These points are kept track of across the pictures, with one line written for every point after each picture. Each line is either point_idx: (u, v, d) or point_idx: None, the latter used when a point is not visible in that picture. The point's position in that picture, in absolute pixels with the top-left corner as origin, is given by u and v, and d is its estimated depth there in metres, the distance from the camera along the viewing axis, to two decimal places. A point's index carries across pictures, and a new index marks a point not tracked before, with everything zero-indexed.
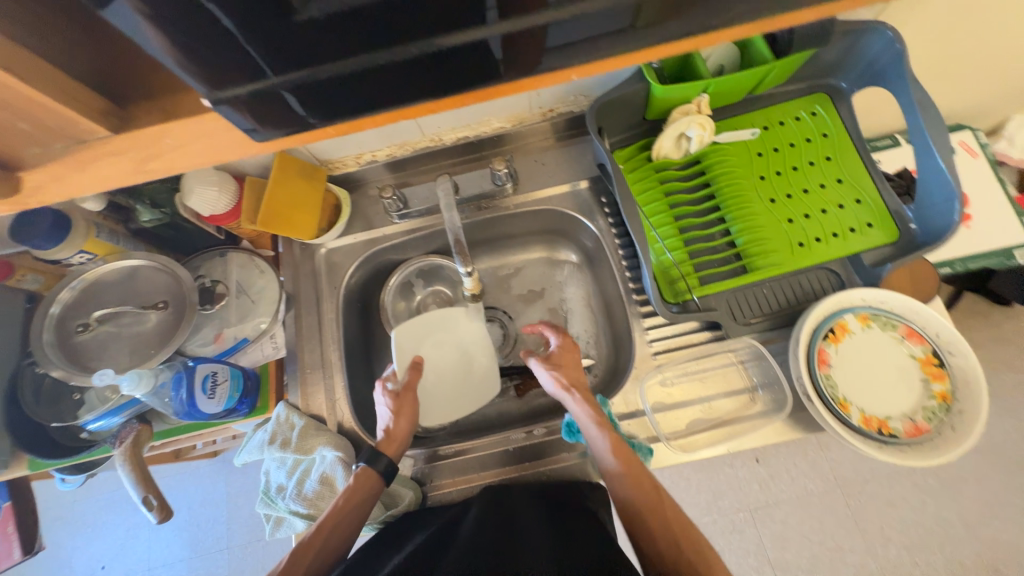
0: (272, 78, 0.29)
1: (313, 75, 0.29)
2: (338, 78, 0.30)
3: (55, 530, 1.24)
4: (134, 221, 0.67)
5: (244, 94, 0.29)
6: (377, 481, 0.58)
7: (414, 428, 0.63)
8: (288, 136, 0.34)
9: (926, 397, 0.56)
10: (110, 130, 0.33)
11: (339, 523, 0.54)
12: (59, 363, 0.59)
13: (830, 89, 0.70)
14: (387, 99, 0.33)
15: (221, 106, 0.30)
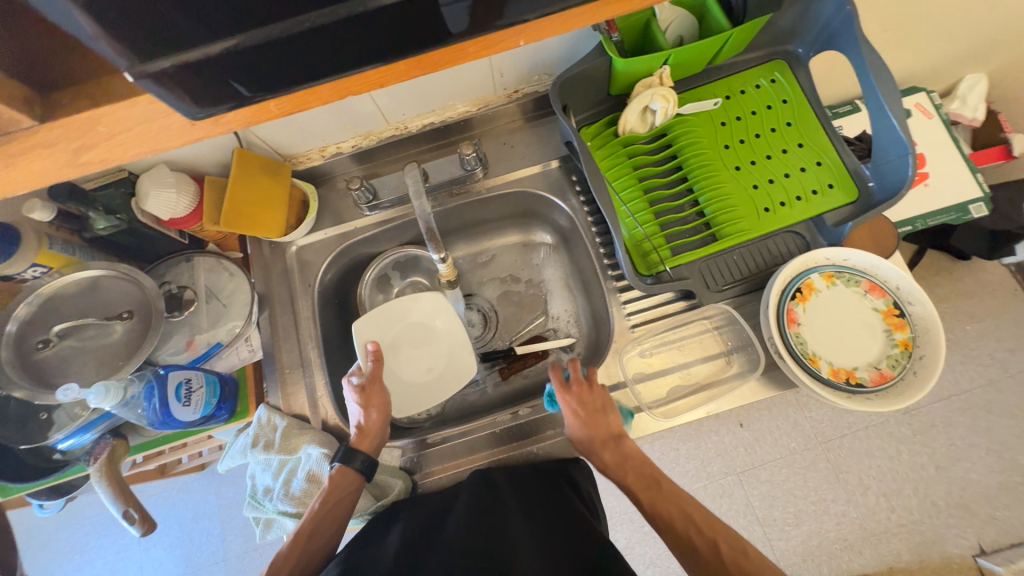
0: (203, 49, 0.25)
1: (247, 42, 0.25)
2: (272, 51, 0.26)
3: (39, 557, 1.20)
4: (89, 230, 0.63)
5: (171, 68, 0.25)
6: (357, 479, 0.58)
7: (387, 419, 0.61)
8: (229, 118, 0.30)
9: (890, 346, 0.59)
10: (35, 119, 0.27)
11: (320, 524, 0.55)
12: (22, 383, 0.57)
13: (787, 56, 0.71)
14: (327, 70, 0.29)
15: (146, 83, 0.25)
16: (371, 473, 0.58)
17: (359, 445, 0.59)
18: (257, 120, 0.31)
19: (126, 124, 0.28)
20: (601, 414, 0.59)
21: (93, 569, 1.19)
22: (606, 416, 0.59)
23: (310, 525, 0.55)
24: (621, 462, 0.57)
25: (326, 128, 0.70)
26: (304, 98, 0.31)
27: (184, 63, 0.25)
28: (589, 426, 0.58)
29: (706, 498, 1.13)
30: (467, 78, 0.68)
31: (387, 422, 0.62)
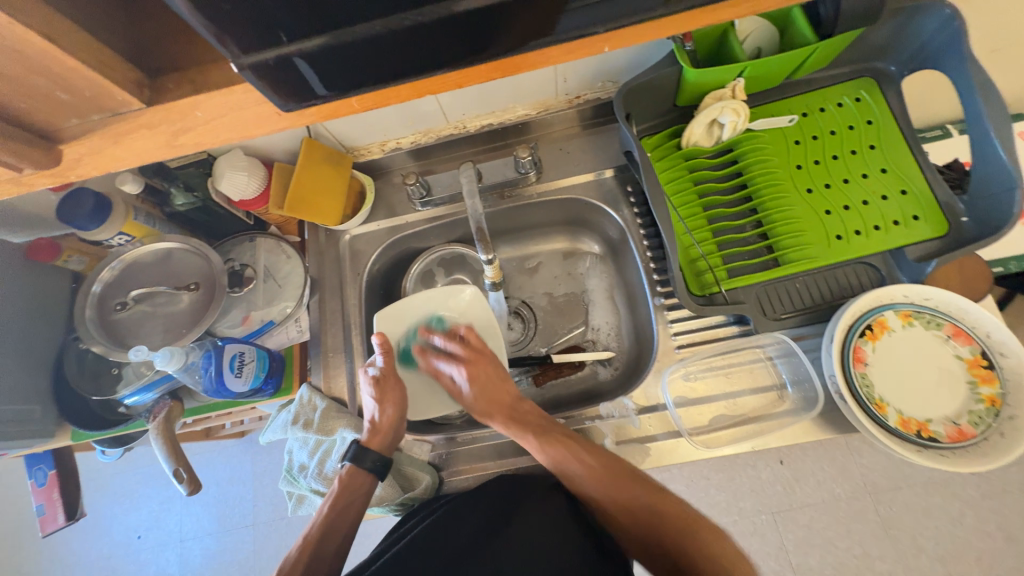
0: (298, 43, 0.26)
1: (339, 38, 0.26)
2: (363, 48, 0.27)
3: (96, 498, 1.32)
4: (169, 205, 0.69)
5: (270, 59, 0.26)
6: (368, 479, 0.59)
7: (400, 418, 0.61)
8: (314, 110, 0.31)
9: (973, 400, 0.53)
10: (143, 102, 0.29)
11: (330, 526, 0.56)
12: (100, 340, 0.62)
13: (876, 73, 0.66)
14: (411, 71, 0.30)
15: (248, 74, 0.27)
16: (383, 473, 0.59)
17: (369, 443, 0.60)
18: (336, 114, 0.32)
19: (220, 111, 0.29)
20: (493, 376, 0.62)
21: (140, 516, 1.29)
22: (501, 380, 0.62)
23: (320, 528, 0.56)
24: (530, 416, 0.60)
25: (389, 123, 0.72)
26: (384, 96, 0.32)
27: (281, 56, 0.26)
28: (482, 386, 0.61)
29: (736, 534, 1.07)
30: (530, 81, 0.68)
31: (401, 420, 0.62)
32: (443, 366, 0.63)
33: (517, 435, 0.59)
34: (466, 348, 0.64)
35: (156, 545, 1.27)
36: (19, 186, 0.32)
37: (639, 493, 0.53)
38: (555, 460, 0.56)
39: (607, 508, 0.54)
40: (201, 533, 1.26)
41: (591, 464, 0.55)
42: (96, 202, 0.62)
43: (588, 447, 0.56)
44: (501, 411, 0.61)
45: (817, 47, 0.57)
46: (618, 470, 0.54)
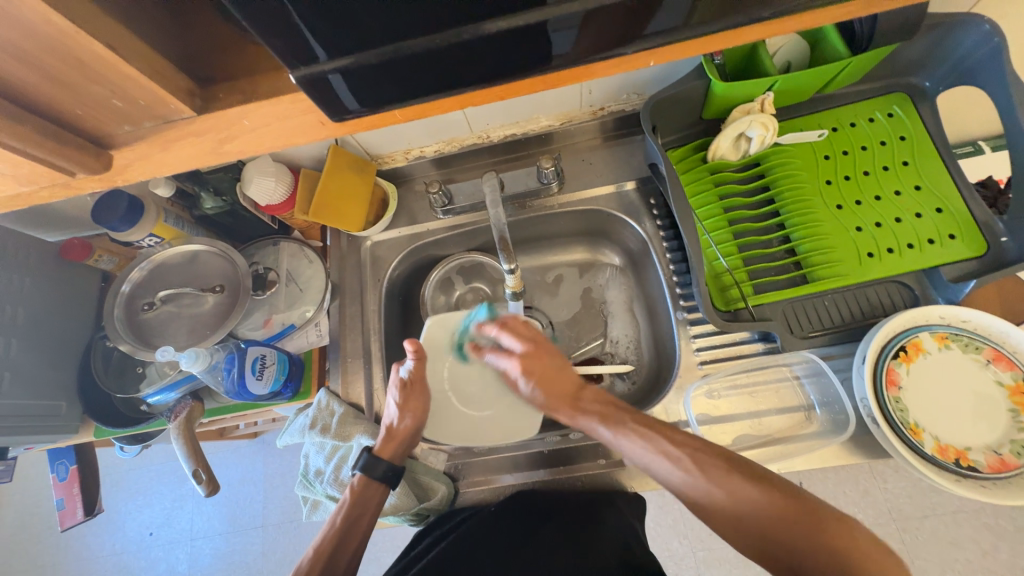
0: (357, 54, 0.26)
1: (397, 51, 0.27)
2: (413, 61, 0.27)
3: (111, 494, 1.34)
4: (198, 209, 0.71)
5: (331, 71, 0.26)
6: (379, 488, 0.59)
7: (416, 430, 0.61)
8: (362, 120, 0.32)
9: (1015, 429, 0.50)
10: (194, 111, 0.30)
11: (342, 538, 0.55)
12: (128, 339, 0.63)
13: (910, 89, 0.65)
14: (454, 84, 0.30)
15: (310, 86, 0.27)
16: (395, 481, 0.59)
17: (382, 450, 0.61)
18: (379, 124, 0.32)
19: (264, 120, 0.30)
20: (557, 367, 0.57)
21: (153, 513, 1.30)
22: (563, 367, 0.57)
23: (332, 539, 0.55)
24: (595, 401, 0.54)
25: (415, 132, 0.73)
26: (427, 107, 0.32)
27: (341, 69, 0.27)
28: (545, 377, 0.56)
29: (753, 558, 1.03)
30: (556, 93, 0.69)
31: (417, 433, 0.61)
32: (493, 357, 0.61)
33: (582, 423, 0.53)
34: (527, 335, 0.59)
35: (167, 543, 1.27)
36: (68, 189, 0.33)
37: (750, 491, 0.42)
38: (644, 451, 0.48)
39: (710, 511, 0.44)
40: (212, 533, 1.26)
41: (682, 454, 0.46)
42: (130, 203, 0.64)
43: (681, 434, 0.47)
44: (564, 402, 0.55)
45: (851, 61, 0.56)
46: (713, 461, 0.44)
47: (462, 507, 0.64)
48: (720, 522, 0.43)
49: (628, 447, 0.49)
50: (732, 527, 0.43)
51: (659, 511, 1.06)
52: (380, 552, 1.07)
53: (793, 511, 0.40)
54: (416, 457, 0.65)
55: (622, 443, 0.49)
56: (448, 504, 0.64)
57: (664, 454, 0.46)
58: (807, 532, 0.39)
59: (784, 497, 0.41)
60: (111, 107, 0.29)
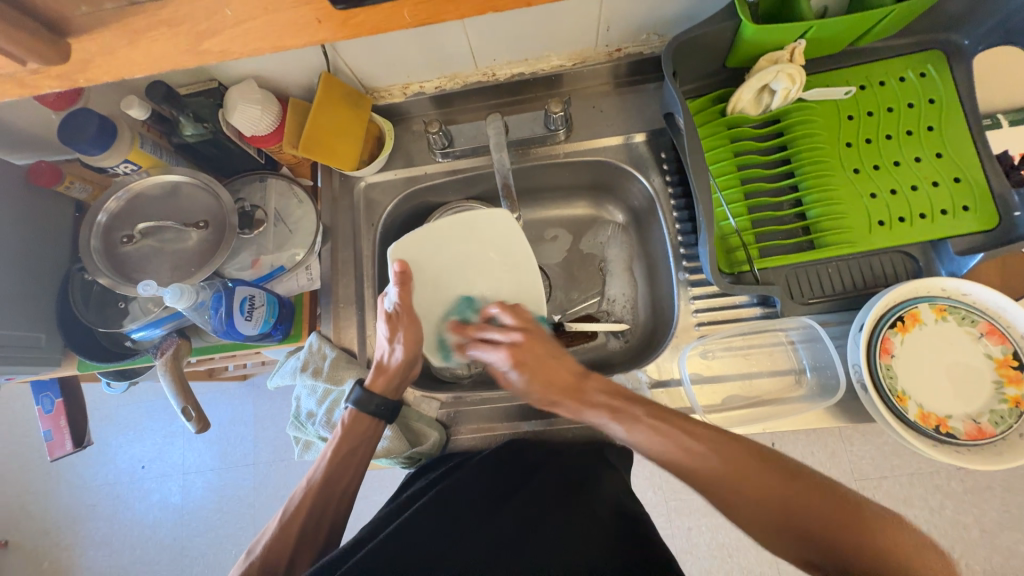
0: None
1: None
2: None
3: (101, 429, 1.35)
4: (178, 134, 0.65)
5: None
6: (372, 419, 0.60)
7: (405, 364, 0.60)
8: (369, 11, 0.29)
9: (997, 400, 0.52)
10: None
11: (331, 472, 0.58)
12: (107, 272, 0.61)
13: (947, 47, 0.61)
14: None
15: None
16: (390, 415, 0.60)
17: (372, 385, 0.60)
18: (388, 25, 0.30)
19: (252, 14, 0.28)
20: (550, 354, 0.56)
21: (144, 448, 1.33)
22: (556, 357, 0.56)
23: (324, 473, 0.57)
24: (600, 392, 0.53)
25: (414, 63, 0.67)
26: (439, 8, 0.29)
27: None
28: (538, 367, 0.55)
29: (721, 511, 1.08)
30: (570, 27, 0.63)
31: (409, 366, 0.61)
32: (475, 353, 0.59)
33: (589, 416, 0.53)
34: (516, 322, 0.58)
35: (159, 475, 1.31)
36: (25, 86, 0.30)
37: (771, 482, 0.46)
38: (664, 447, 0.49)
39: (739, 506, 0.46)
40: (203, 468, 1.29)
41: (705, 449, 0.48)
42: (100, 125, 0.59)
43: (700, 428, 0.49)
44: (568, 394, 0.54)
45: (893, 9, 0.52)
46: (740, 451, 0.48)
47: (453, 453, 0.65)
48: (757, 515, 0.46)
49: (646, 441, 0.49)
50: (752, 518, 0.46)
51: (638, 464, 1.11)
52: (368, 491, 1.11)
53: (841, 513, 0.44)
54: (409, 404, 0.66)
55: (637, 437, 0.50)
56: (440, 449, 0.65)
57: (683, 449, 0.48)
58: (837, 525, 0.43)
59: (811, 489, 0.45)
60: None
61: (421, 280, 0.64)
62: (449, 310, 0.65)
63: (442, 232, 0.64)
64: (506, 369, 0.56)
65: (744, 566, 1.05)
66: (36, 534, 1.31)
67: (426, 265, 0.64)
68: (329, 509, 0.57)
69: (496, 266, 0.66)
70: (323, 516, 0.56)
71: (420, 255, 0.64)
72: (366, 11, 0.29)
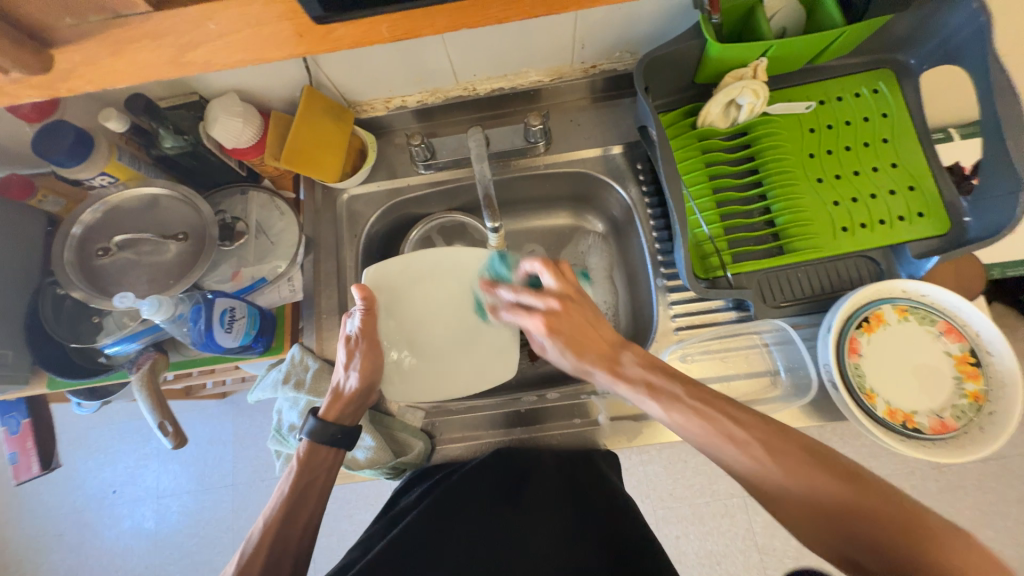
0: None
1: None
2: None
3: (69, 453, 1.29)
4: (157, 148, 0.65)
5: None
6: (332, 450, 0.59)
7: (362, 393, 0.60)
8: (348, 25, 0.31)
9: (958, 395, 0.54)
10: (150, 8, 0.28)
11: (290, 512, 0.55)
12: (81, 286, 0.59)
13: (897, 66, 0.65)
14: None
15: None
16: (347, 443, 0.59)
17: (327, 415, 0.59)
18: (366, 39, 0.31)
19: (234, 28, 0.29)
20: (586, 321, 0.56)
21: (116, 472, 1.27)
22: (594, 326, 0.56)
23: (283, 507, 0.55)
24: (637, 365, 0.53)
25: (396, 78, 0.69)
26: (416, 24, 0.31)
27: None
28: (574, 333, 0.56)
29: (708, 517, 1.08)
30: (548, 44, 0.65)
31: (366, 396, 0.60)
32: (511, 316, 0.61)
33: (623, 388, 0.53)
34: (557, 287, 0.58)
35: (132, 500, 1.25)
36: (4, 95, 0.30)
37: (825, 483, 0.41)
38: (703, 430, 0.47)
39: (774, 498, 0.43)
40: (178, 491, 1.25)
41: (748, 439, 0.45)
42: (77, 137, 0.58)
43: (743, 414, 0.46)
44: (602, 362, 0.54)
45: (843, 30, 0.56)
46: (784, 446, 0.44)
47: (437, 464, 0.64)
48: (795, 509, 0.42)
49: (684, 424, 0.48)
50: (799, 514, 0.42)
51: (626, 473, 1.12)
52: (352, 509, 1.08)
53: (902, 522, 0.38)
54: (393, 415, 0.66)
55: (675, 419, 0.49)
56: (425, 458, 0.65)
57: (726, 436, 0.46)
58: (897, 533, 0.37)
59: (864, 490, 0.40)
60: None
61: (388, 306, 0.64)
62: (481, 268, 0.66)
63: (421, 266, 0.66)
64: (547, 335, 0.57)
65: (732, 572, 1.06)
66: None
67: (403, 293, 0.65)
68: (288, 551, 0.54)
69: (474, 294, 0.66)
70: (283, 558, 0.53)
71: (381, 279, 0.64)
72: (347, 25, 0.30)
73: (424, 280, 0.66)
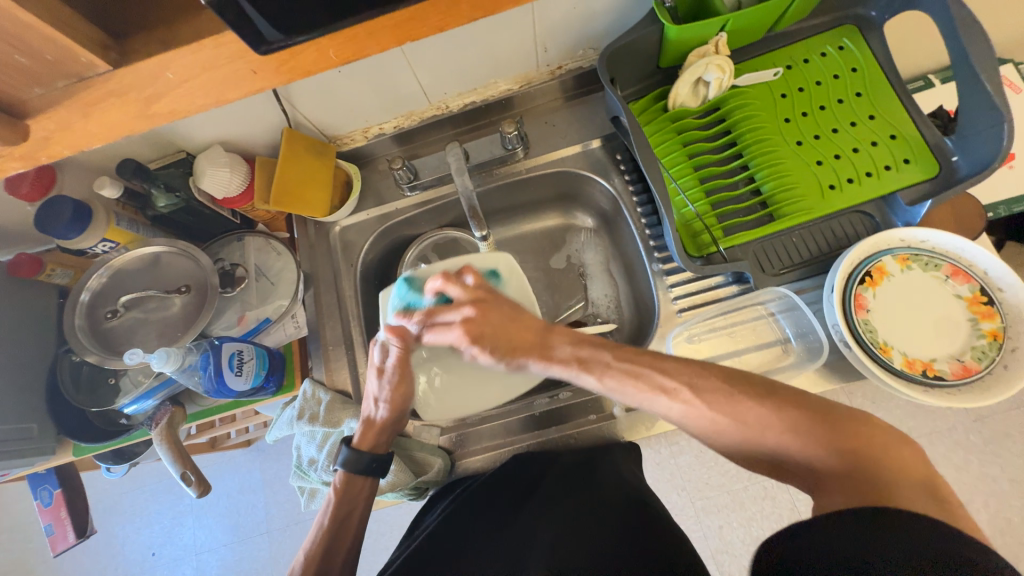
0: None
1: None
2: None
3: (106, 521, 1.30)
4: (151, 208, 0.67)
5: None
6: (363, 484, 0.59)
7: (393, 423, 0.59)
8: (296, 55, 0.31)
9: (975, 336, 0.53)
10: (111, 66, 0.30)
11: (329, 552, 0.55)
12: (94, 349, 0.61)
13: (858, 20, 0.65)
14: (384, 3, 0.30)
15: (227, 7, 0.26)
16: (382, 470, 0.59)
17: (361, 443, 0.59)
18: (316, 68, 0.32)
19: (191, 73, 0.30)
20: (506, 317, 0.54)
21: (153, 533, 1.28)
22: (514, 319, 0.54)
23: (322, 542, 0.56)
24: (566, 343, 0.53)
25: (370, 107, 0.71)
26: (363, 44, 0.32)
27: None
28: (498, 333, 0.54)
29: (748, 501, 1.05)
30: (510, 53, 0.67)
31: (396, 423, 0.60)
32: (433, 339, 0.57)
33: (557, 371, 0.52)
34: (465, 295, 0.56)
35: (172, 559, 1.26)
36: None
37: (757, 410, 0.43)
38: (636, 389, 0.48)
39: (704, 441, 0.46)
40: (215, 545, 1.25)
41: (677, 387, 0.46)
42: (76, 209, 0.60)
43: (670, 362, 0.48)
44: (532, 349, 0.53)
45: None
46: (706, 386, 0.45)
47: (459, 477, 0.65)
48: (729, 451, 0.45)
49: (618, 387, 0.49)
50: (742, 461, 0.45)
51: (657, 468, 1.09)
52: (386, 541, 1.07)
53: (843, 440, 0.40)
54: (409, 435, 0.65)
55: (610, 384, 0.49)
56: (446, 475, 0.65)
57: (656, 387, 0.47)
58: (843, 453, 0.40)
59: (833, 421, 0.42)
60: (19, 65, 0.28)
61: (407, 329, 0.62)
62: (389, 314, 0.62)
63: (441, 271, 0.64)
64: (471, 345, 0.54)
65: None
66: None
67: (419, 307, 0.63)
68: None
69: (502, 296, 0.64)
70: None
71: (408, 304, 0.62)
72: (297, 57, 0.31)
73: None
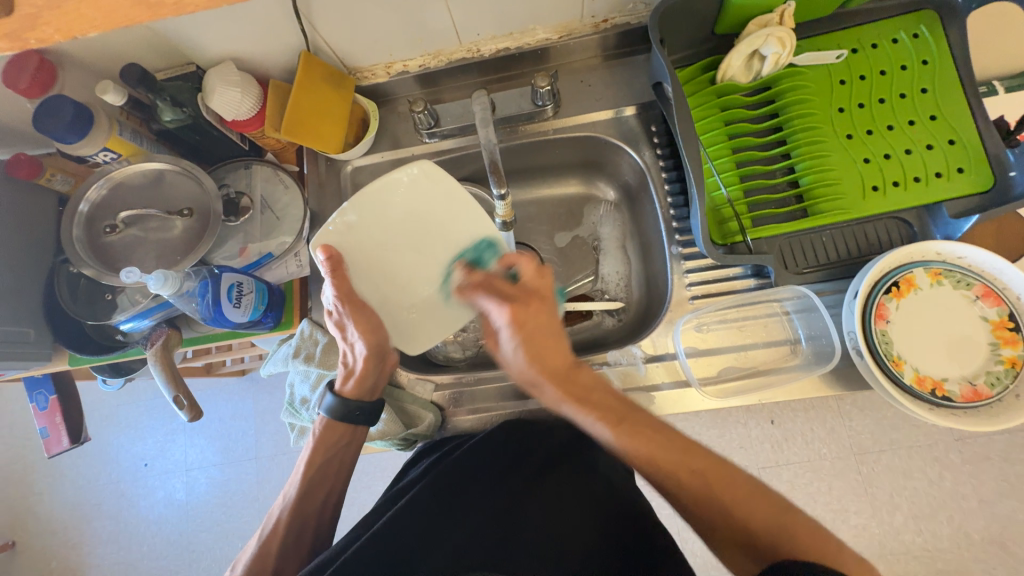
0: None
1: None
2: None
3: (102, 429, 1.35)
4: (157, 121, 0.64)
5: None
6: (343, 428, 0.60)
7: (372, 366, 0.59)
8: None
9: (993, 361, 0.51)
10: None
11: (305, 493, 0.59)
12: (91, 263, 0.60)
13: (940, 6, 0.59)
14: None
15: None
16: (370, 418, 0.60)
17: (344, 391, 0.60)
18: None
19: None
20: (549, 326, 0.55)
21: (146, 446, 1.33)
22: (555, 338, 0.55)
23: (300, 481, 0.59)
24: (591, 387, 0.53)
25: (395, 40, 0.65)
26: None
27: None
28: (538, 336, 0.54)
29: None
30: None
31: (375, 367, 0.59)
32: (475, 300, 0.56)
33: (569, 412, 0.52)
34: (533, 281, 0.56)
35: (162, 472, 1.31)
36: None
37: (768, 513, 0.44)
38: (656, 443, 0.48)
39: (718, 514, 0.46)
40: (205, 464, 1.29)
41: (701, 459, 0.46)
42: (76, 112, 0.57)
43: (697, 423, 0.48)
44: (556, 379, 0.53)
45: None
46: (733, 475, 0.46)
47: (450, 435, 0.64)
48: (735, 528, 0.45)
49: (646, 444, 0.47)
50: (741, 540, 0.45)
51: None
52: (369, 481, 1.11)
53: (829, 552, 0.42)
54: (403, 387, 0.65)
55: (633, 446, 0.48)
56: (436, 431, 0.65)
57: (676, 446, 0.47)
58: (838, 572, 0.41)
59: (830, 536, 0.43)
60: None
61: (362, 273, 0.58)
62: (466, 248, 0.58)
63: (373, 202, 0.56)
64: (509, 326, 0.54)
65: None
66: (43, 533, 1.32)
67: (365, 249, 0.57)
68: (308, 522, 0.58)
69: (444, 218, 0.58)
70: (304, 528, 0.58)
71: (347, 238, 0.56)
72: None
73: (394, 216, 0.56)
